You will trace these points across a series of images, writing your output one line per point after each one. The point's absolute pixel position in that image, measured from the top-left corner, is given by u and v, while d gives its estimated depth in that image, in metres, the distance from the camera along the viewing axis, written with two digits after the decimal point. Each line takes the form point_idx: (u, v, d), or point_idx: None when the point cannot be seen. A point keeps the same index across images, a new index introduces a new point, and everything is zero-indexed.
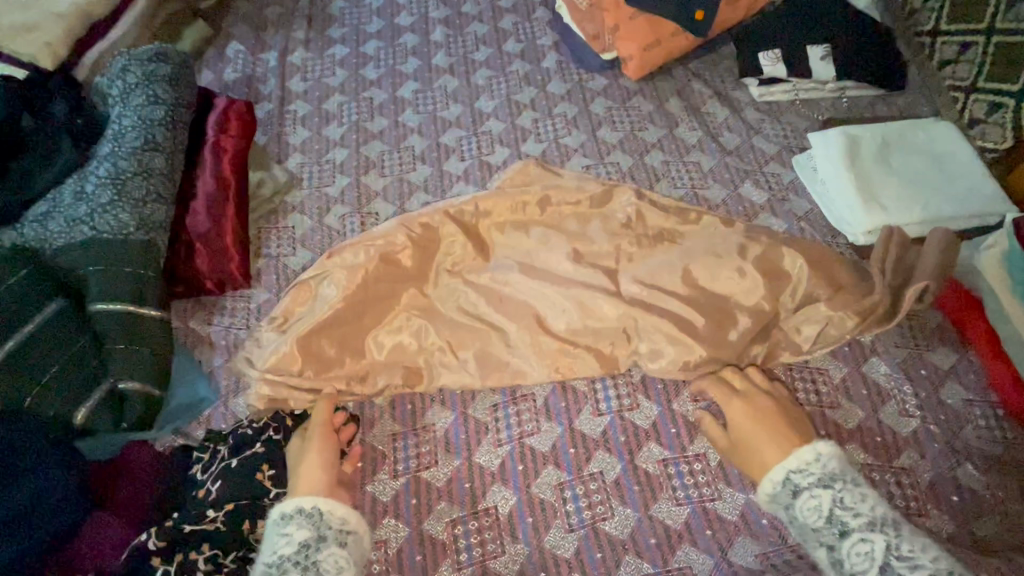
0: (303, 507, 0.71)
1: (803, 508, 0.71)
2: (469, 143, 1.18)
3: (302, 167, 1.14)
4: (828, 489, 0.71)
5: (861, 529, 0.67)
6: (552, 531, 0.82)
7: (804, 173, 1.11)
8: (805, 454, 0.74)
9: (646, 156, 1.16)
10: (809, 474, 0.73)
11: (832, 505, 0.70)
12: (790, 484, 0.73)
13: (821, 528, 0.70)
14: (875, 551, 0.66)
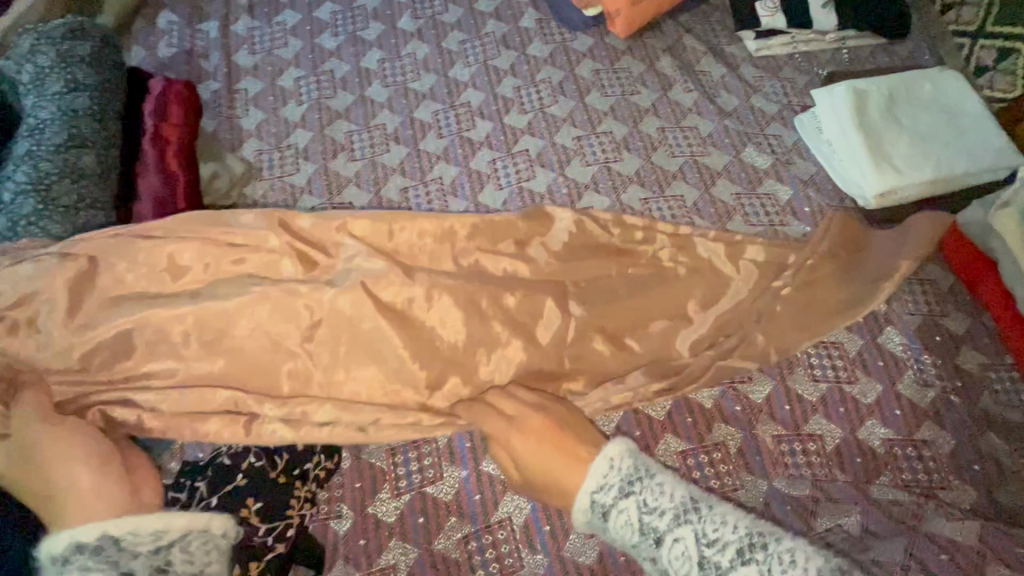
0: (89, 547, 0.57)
1: (617, 527, 0.62)
2: (446, 117, 1.07)
3: (260, 155, 1.02)
4: (630, 496, 0.62)
5: (672, 530, 0.60)
6: (572, 538, 0.77)
7: (807, 133, 1.04)
8: (598, 465, 0.65)
9: (640, 123, 1.07)
10: (609, 486, 0.63)
11: (641, 514, 0.61)
12: (596, 507, 0.63)
13: (639, 542, 0.62)
14: (688, 548, 0.59)
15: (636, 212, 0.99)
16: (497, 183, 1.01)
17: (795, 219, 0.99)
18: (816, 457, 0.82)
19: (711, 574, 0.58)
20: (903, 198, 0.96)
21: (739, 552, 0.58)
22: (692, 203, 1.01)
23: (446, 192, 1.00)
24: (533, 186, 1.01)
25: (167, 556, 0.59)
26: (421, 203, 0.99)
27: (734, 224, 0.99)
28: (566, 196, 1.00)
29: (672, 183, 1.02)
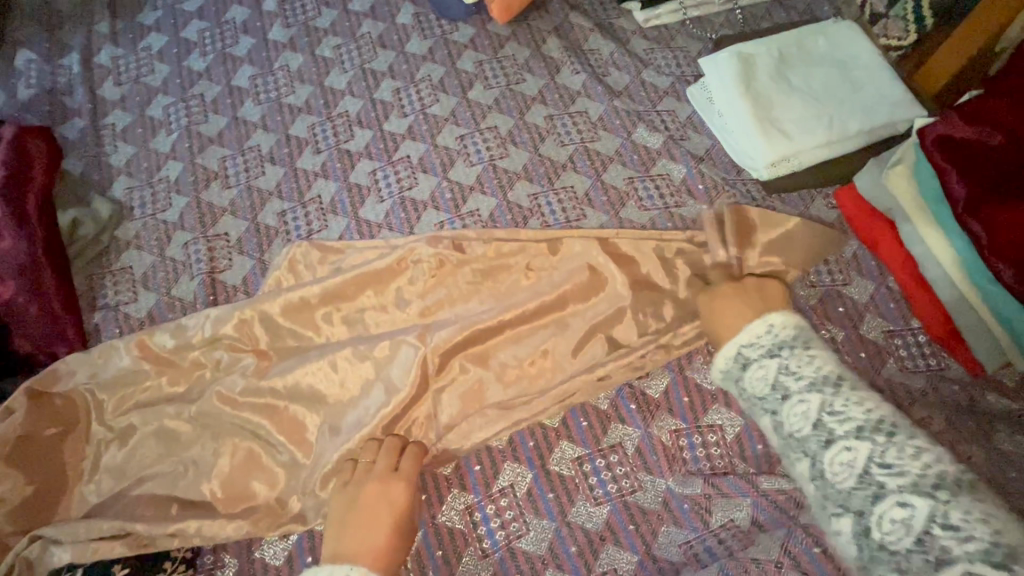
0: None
1: (751, 379, 0.66)
2: (323, 130, 1.02)
3: (131, 193, 0.98)
4: (775, 357, 0.65)
5: (801, 392, 0.62)
6: (465, 560, 0.75)
7: (699, 105, 0.99)
8: (756, 327, 0.68)
9: (527, 113, 1.02)
10: (742, 355, 0.67)
11: (777, 373, 0.64)
12: (733, 361, 0.68)
13: (765, 396, 0.64)
14: (809, 410, 0.60)
15: (525, 210, 0.95)
16: (378, 195, 0.96)
17: (691, 199, 0.95)
18: (715, 448, 0.80)
19: (822, 436, 0.59)
20: (798, 165, 0.91)
21: (861, 429, 0.57)
22: (583, 193, 0.96)
23: (325, 211, 0.96)
24: (416, 194, 0.96)
25: None
26: (299, 226, 0.95)
27: (627, 211, 0.95)
28: (450, 201, 0.96)
29: (562, 174, 0.98)
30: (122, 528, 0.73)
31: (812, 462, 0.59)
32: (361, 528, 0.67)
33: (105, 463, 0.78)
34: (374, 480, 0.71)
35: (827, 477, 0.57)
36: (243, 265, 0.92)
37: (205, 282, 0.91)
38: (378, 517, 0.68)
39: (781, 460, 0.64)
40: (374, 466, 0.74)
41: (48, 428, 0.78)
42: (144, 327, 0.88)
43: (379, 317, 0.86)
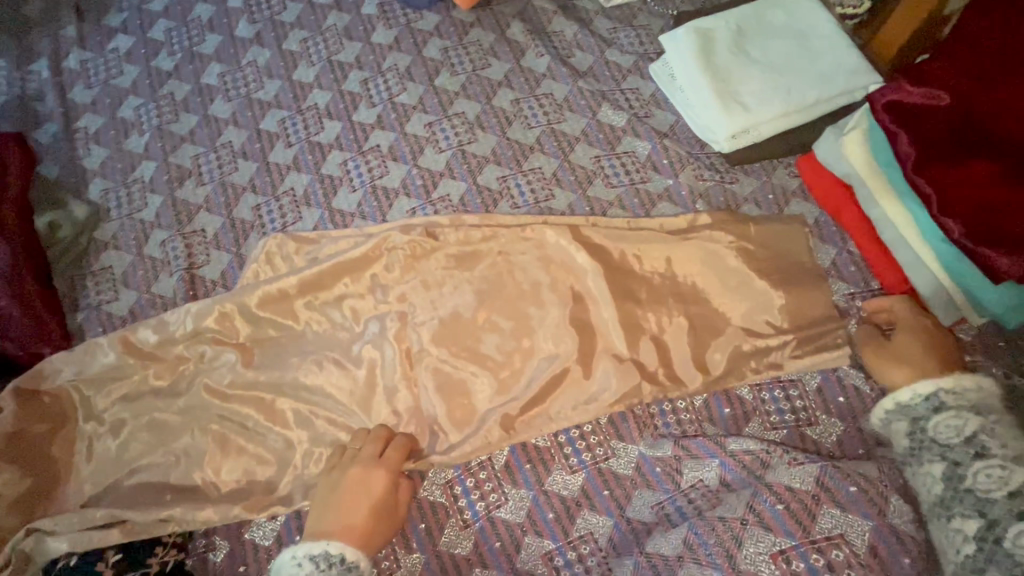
0: (345, 560, 0.66)
1: (939, 424, 0.66)
2: (294, 124, 1.03)
3: (107, 194, 0.99)
4: (979, 415, 0.64)
5: (1003, 457, 0.61)
6: (447, 531, 0.79)
7: (662, 82, 1.01)
8: (968, 379, 0.67)
9: (494, 98, 1.04)
10: (917, 404, 0.68)
11: (977, 429, 0.63)
12: (919, 401, 0.68)
13: (952, 445, 0.64)
14: (1010, 478, 0.59)
15: (494, 193, 0.97)
16: (350, 185, 0.98)
17: (656, 173, 0.97)
18: (685, 413, 0.83)
19: (1016, 507, 0.58)
20: (758, 136, 0.93)
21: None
22: (552, 174, 0.98)
23: (299, 203, 0.97)
24: (387, 183, 0.98)
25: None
26: (274, 219, 0.96)
27: (594, 189, 0.97)
28: (421, 188, 0.97)
29: (530, 156, 0.99)
30: (118, 515, 0.76)
31: (987, 525, 0.58)
32: (343, 509, 0.71)
33: (95, 455, 0.81)
34: (358, 467, 0.75)
35: (1002, 544, 0.57)
36: (220, 260, 0.94)
37: (183, 278, 0.93)
38: (358, 499, 0.72)
39: (928, 517, 0.64)
40: (361, 452, 0.77)
41: (39, 424, 0.80)
42: (126, 325, 0.90)
43: (355, 303, 0.88)
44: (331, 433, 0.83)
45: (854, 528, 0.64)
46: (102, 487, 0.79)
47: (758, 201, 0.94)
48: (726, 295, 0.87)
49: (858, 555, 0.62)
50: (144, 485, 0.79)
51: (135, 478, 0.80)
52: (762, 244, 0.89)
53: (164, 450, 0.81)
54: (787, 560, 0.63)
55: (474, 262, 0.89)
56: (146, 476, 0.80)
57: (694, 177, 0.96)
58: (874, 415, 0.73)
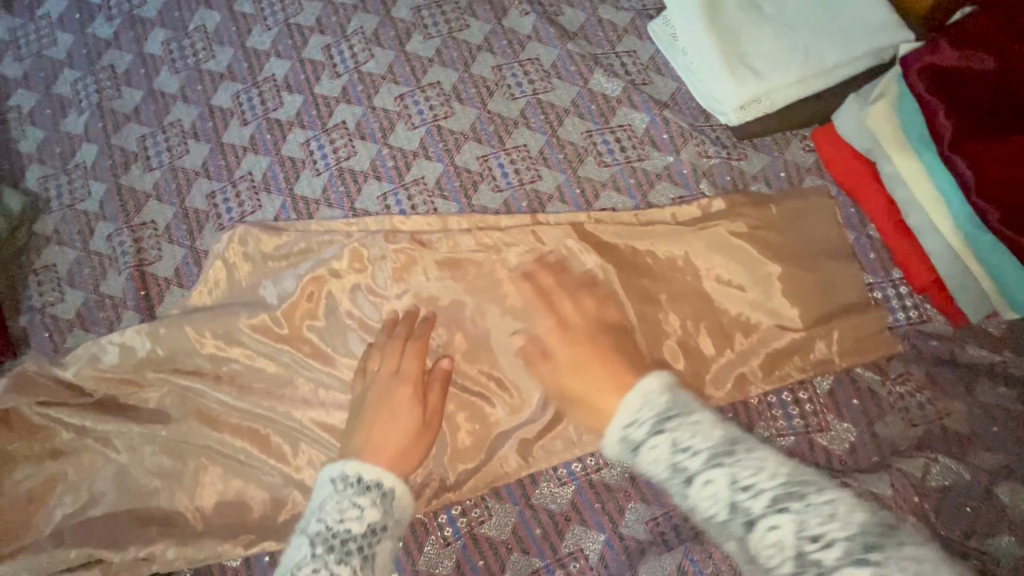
0: (364, 479, 0.61)
1: (646, 460, 0.50)
2: (249, 98, 0.92)
3: (46, 182, 0.90)
4: (661, 430, 0.49)
5: (699, 467, 0.46)
6: (427, 549, 0.74)
7: (662, 44, 0.89)
8: (633, 399, 0.53)
9: (473, 64, 0.92)
10: (640, 420, 0.51)
11: (669, 446, 0.48)
12: (630, 419, 0.52)
13: (665, 482, 0.48)
14: (720, 489, 0.44)
15: (474, 174, 0.87)
16: (314, 168, 0.88)
17: (655, 150, 0.86)
18: None
19: (742, 518, 0.43)
20: (770, 106, 0.82)
21: (776, 498, 0.42)
22: (538, 152, 0.88)
23: (258, 189, 0.88)
24: (355, 165, 0.88)
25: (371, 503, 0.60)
26: (231, 208, 0.87)
27: (586, 168, 0.87)
28: (392, 170, 0.87)
29: (514, 131, 0.89)
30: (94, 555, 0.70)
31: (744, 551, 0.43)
32: (369, 433, 0.66)
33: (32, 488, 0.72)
34: (376, 390, 0.70)
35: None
36: (174, 255, 0.85)
37: (133, 276, 0.84)
38: (386, 418, 0.68)
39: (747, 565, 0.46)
40: (377, 371, 0.72)
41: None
42: (74, 329, 0.83)
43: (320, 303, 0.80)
44: (300, 446, 0.76)
45: None
46: (49, 524, 0.71)
47: (768, 180, 0.85)
48: (733, 295, 0.79)
49: None
50: (110, 518, 0.72)
51: (97, 512, 0.72)
52: (784, 228, 0.81)
53: (114, 479, 0.73)
54: None
55: (452, 256, 0.81)
56: (109, 507, 0.72)
57: (697, 153, 0.86)
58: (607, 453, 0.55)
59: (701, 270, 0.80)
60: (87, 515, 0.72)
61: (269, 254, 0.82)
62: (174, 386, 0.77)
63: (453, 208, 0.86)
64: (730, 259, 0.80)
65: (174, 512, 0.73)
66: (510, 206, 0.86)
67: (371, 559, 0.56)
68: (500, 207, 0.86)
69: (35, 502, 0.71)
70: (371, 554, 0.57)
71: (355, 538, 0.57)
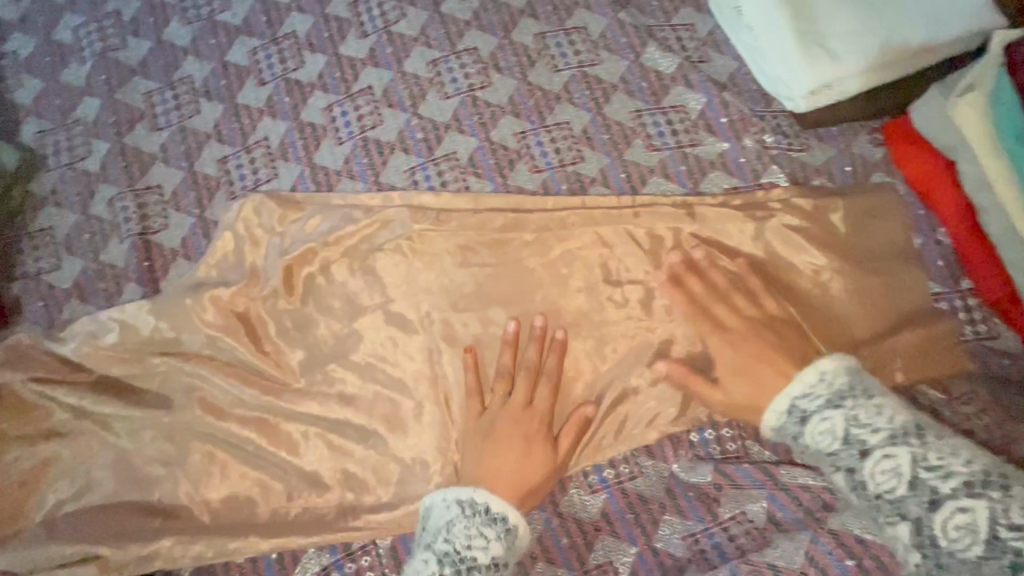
0: (490, 510, 0.60)
1: (814, 435, 0.54)
2: (268, 55, 0.84)
3: (43, 138, 0.82)
4: (840, 408, 0.54)
5: (884, 447, 0.51)
6: None
7: (724, 18, 0.81)
8: (807, 374, 0.57)
9: (514, 31, 0.84)
10: (816, 395, 0.56)
11: (846, 425, 0.53)
12: (789, 415, 0.57)
13: (836, 452, 0.53)
14: (903, 467, 0.50)
15: (511, 152, 0.80)
16: (336, 137, 0.81)
17: (710, 134, 0.79)
18: (726, 431, 0.71)
19: (923, 497, 0.48)
20: (843, 92, 0.74)
21: (969, 485, 0.47)
22: (581, 131, 0.81)
23: (274, 157, 0.80)
24: (381, 135, 0.80)
25: (485, 537, 0.59)
26: (244, 175, 0.80)
27: (633, 152, 0.80)
28: (422, 143, 0.80)
29: (556, 107, 0.81)
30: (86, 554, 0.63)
31: (918, 528, 0.48)
32: (475, 466, 0.66)
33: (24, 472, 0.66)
34: (509, 418, 0.67)
35: (941, 544, 0.47)
36: (181, 224, 0.78)
37: (136, 245, 0.78)
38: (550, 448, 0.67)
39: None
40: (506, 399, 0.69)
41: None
42: (71, 300, 0.76)
43: (339, 284, 0.74)
44: (313, 437, 0.70)
45: None
46: (40, 512, 0.66)
47: (831, 173, 0.78)
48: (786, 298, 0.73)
49: None
50: (105, 512, 0.66)
51: (90, 503, 0.67)
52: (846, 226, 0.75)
53: (110, 465, 0.68)
54: None
55: (486, 242, 0.75)
56: (104, 495, 0.67)
57: (756, 140, 0.79)
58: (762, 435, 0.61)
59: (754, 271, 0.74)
60: (83, 503, 0.67)
61: (286, 228, 0.76)
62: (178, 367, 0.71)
63: (487, 187, 0.79)
64: (790, 257, 0.74)
65: (172, 510, 0.67)
66: (549, 189, 0.79)
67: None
68: (538, 189, 0.79)
69: (26, 487, 0.66)
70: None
71: (480, 567, 0.57)
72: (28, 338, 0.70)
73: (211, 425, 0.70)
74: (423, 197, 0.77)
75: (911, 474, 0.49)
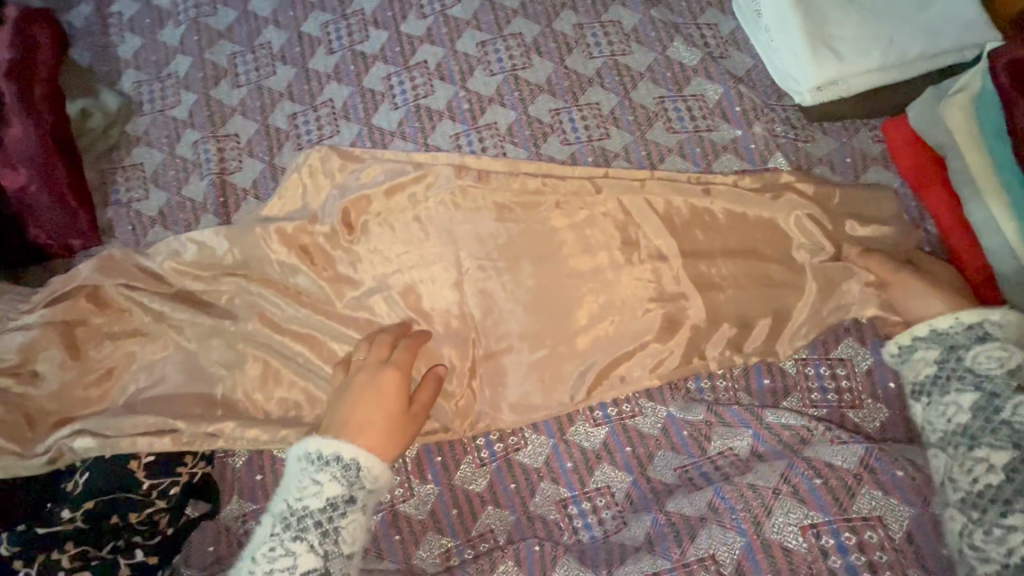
0: (323, 455, 0.64)
1: (978, 355, 0.66)
2: (337, 29, 0.96)
3: (140, 87, 0.94)
4: (1013, 347, 0.66)
5: None
6: (462, 467, 0.78)
7: (745, 19, 0.90)
8: (1007, 313, 0.68)
9: (556, 21, 0.94)
10: (1005, 327, 0.67)
11: (1017, 364, 0.65)
12: (962, 331, 0.68)
13: (992, 374, 0.64)
14: None
15: (545, 125, 0.90)
16: (392, 102, 0.92)
17: (724, 122, 0.88)
18: (721, 382, 0.80)
19: None
20: (846, 90, 0.83)
21: None
22: (609, 112, 0.90)
23: (337, 116, 0.92)
24: (431, 104, 0.91)
25: (321, 480, 0.63)
26: (310, 130, 0.91)
27: (654, 133, 0.89)
28: (467, 113, 0.91)
29: (588, 89, 0.91)
30: (168, 425, 0.74)
31: (1021, 455, 0.59)
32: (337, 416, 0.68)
33: (115, 361, 0.78)
34: (365, 378, 0.71)
35: None
36: (253, 168, 0.90)
37: (215, 183, 0.89)
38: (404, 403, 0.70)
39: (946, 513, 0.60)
40: (365, 360, 0.73)
41: (53, 316, 0.76)
42: (156, 226, 0.88)
43: (386, 229, 0.84)
44: None
45: (892, 512, 0.60)
46: (123, 396, 0.77)
47: (832, 163, 0.86)
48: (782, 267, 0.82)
49: (893, 538, 0.58)
50: (182, 399, 0.77)
51: (166, 391, 0.77)
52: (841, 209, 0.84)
53: (184, 363, 0.79)
54: (817, 534, 0.59)
55: (516, 202, 0.85)
56: (175, 388, 0.78)
57: (767, 129, 0.87)
58: (890, 349, 0.73)
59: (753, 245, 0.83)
60: (161, 392, 0.77)
61: (345, 178, 0.87)
62: (245, 286, 0.82)
63: (522, 154, 0.89)
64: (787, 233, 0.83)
65: (236, 405, 0.78)
66: (576, 159, 0.88)
67: (334, 532, 0.62)
68: (566, 159, 0.88)
69: (114, 375, 0.77)
70: (334, 528, 0.62)
71: (313, 515, 0.62)
72: (121, 251, 0.81)
73: (270, 338, 0.80)
74: (462, 160, 0.87)
75: None
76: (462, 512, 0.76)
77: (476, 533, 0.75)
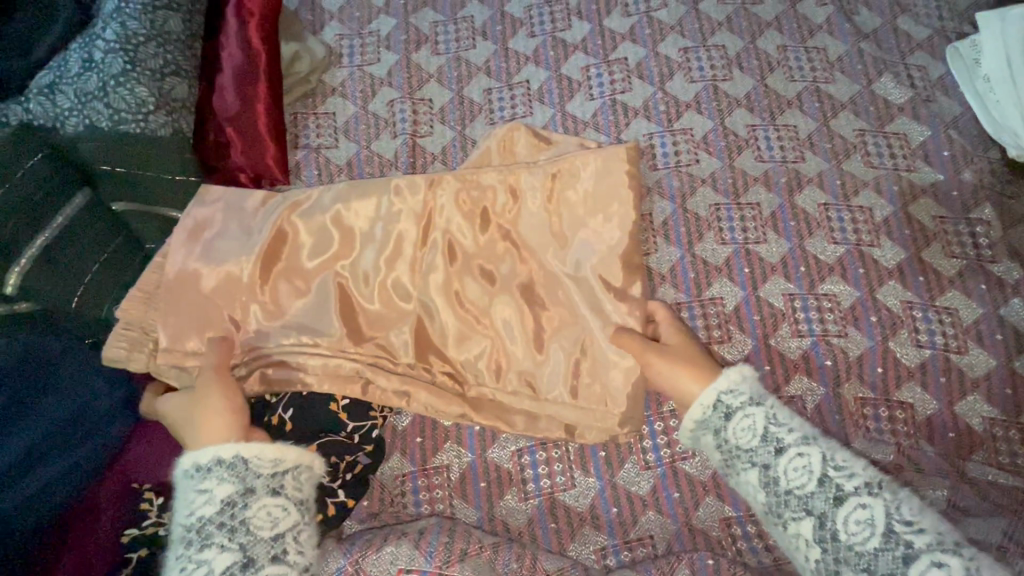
0: (200, 464, 0.56)
1: (736, 430, 0.59)
2: (541, 13, 0.97)
3: (342, 41, 0.97)
4: (760, 406, 0.59)
5: (796, 445, 0.56)
6: (626, 467, 0.76)
7: (960, 67, 0.90)
8: (732, 372, 0.61)
9: (760, 39, 0.94)
10: (740, 393, 0.60)
11: (766, 423, 0.58)
12: (715, 410, 0.61)
13: (755, 447, 0.57)
14: (812, 464, 0.55)
15: (741, 140, 0.89)
16: (588, 93, 0.92)
17: (926, 164, 0.87)
18: (903, 426, 0.76)
19: (829, 492, 0.53)
20: None
21: (869, 484, 0.53)
22: (806, 136, 0.89)
23: (532, 98, 0.92)
24: (628, 100, 0.91)
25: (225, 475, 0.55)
26: (504, 107, 0.92)
27: (851, 164, 0.88)
28: (662, 115, 0.90)
29: (786, 110, 0.90)
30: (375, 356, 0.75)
31: (820, 522, 0.53)
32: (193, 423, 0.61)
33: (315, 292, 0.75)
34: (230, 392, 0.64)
35: (840, 538, 0.52)
36: (443, 134, 0.91)
37: (405, 142, 0.90)
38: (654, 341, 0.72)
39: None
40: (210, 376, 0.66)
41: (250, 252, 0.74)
42: (342, 175, 0.89)
43: None
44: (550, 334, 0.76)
45: None
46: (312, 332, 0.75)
47: None
48: (976, 320, 0.80)
49: None
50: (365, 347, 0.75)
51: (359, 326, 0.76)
52: None
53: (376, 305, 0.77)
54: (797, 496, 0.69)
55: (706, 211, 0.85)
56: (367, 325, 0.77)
57: (969, 178, 0.86)
58: (682, 431, 0.64)
59: (948, 292, 0.81)
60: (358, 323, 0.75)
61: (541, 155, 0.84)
62: None
63: (714, 164, 0.88)
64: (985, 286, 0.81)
65: (419, 364, 0.75)
66: (770, 177, 0.87)
67: (243, 525, 0.54)
68: (760, 175, 0.87)
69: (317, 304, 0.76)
70: (241, 520, 0.54)
71: (212, 519, 0.53)
72: (307, 195, 0.77)
73: None
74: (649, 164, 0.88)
75: (815, 477, 0.54)
76: (622, 512, 0.74)
77: (634, 537, 0.73)
